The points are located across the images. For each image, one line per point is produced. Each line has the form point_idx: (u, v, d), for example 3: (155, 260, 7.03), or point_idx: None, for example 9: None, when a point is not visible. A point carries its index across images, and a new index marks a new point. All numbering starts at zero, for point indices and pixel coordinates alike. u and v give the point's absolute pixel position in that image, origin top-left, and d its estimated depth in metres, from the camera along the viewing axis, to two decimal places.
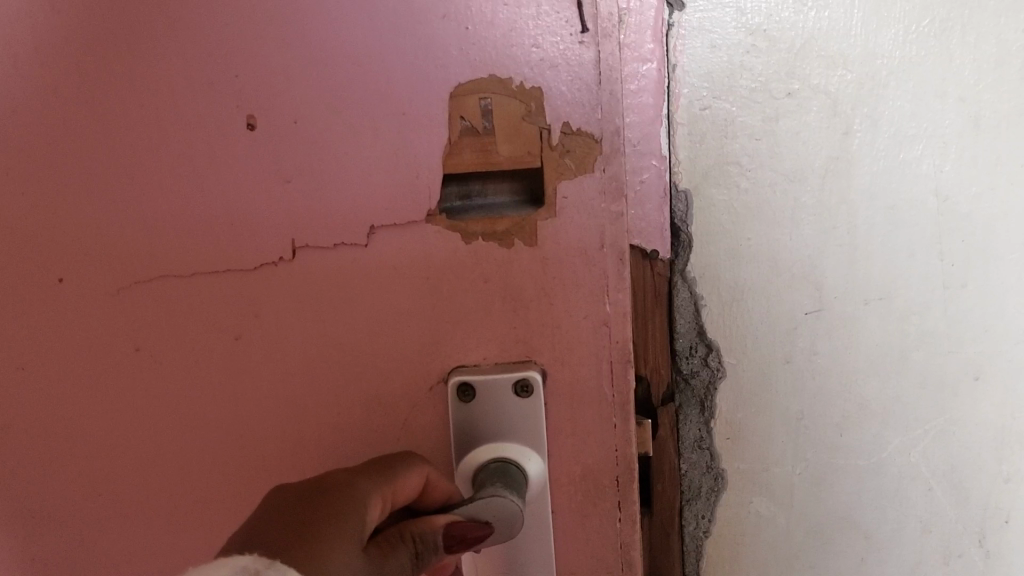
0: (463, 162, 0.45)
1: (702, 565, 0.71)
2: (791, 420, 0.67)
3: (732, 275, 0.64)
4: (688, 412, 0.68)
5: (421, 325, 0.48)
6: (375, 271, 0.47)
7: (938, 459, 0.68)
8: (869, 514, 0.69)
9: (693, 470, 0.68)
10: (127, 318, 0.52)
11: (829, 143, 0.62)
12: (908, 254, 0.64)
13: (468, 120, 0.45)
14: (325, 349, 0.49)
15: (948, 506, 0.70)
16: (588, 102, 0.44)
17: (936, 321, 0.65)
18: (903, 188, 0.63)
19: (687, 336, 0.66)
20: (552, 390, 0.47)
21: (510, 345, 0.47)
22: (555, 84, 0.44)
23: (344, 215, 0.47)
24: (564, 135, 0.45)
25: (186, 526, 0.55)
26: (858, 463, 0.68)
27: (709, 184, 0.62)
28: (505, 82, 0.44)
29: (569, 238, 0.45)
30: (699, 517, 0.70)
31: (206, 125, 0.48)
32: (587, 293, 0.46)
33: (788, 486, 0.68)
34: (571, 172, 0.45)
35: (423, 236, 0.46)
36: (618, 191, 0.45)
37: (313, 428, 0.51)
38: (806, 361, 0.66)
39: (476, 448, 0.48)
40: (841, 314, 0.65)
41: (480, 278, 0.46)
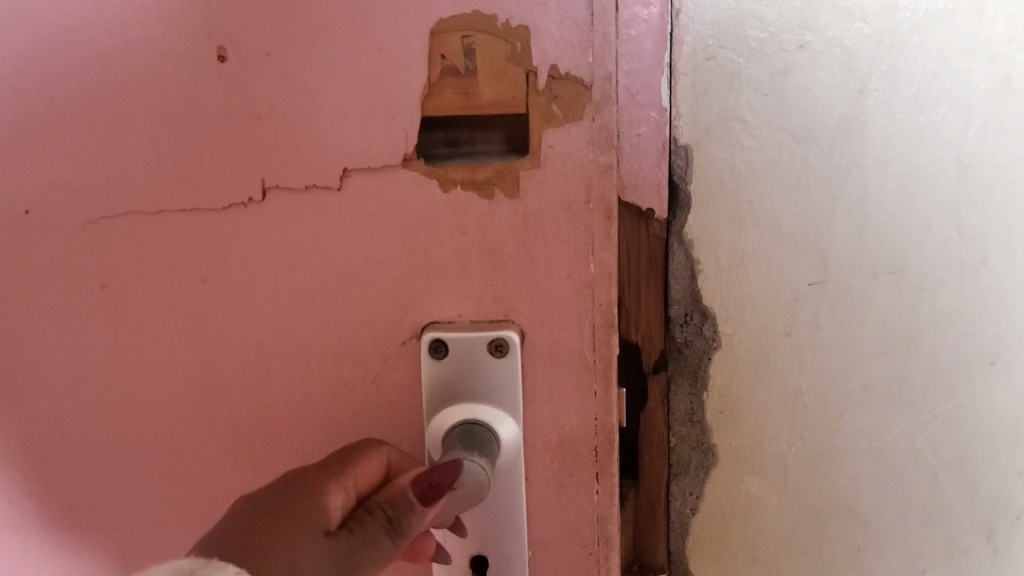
0: (444, 104, 0.42)
1: (687, 541, 0.69)
2: (788, 397, 0.64)
3: (732, 239, 0.62)
4: (680, 382, 0.65)
5: (393, 277, 0.44)
6: (346, 215, 0.44)
7: (942, 446, 0.65)
8: (868, 498, 0.66)
9: (682, 443, 0.67)
10: (90, 254, 0.49)
11: (843, 101, 0.58)
12: (922, 227, 0.61)
13: (449, 59, 0.41)
14: (295, 297, 0.47)
15: (954, 496, 0.66)
16: (579, 44, 0.40)
17: (949, 301, 0.62)
18: (918, 155, 0.59)
19: (682, 302, 0.63)
20: (530, 355, 0.43)
21: (487, 302, 0.43)
22: (545, 23, 0.40)
23: (316, 157, 0.44)
24: (552, 79, 0.40)
25: (152, 473, 0.52)
26: (858, 446, 0.65)
27: (710, 139, 0.60)
28: (490, 19, 0.40)
29: (553, 191, 0.41)
30: (686, 492, 0.68)
31: (173, 54, 0.44)
32: (571, 252, 0.42)
33: (782, 464, 0.66)
34: (559, 120, 0.41)
35: (397, 182, 0.43)
36: (608, 142, 0.41)
37: (283, 380, 0.48)
38: (807, 335, 0.63)
39: (447, 409, 0.43)
40: (848, 286, 0.62)
41: (456, 229, 0.43)
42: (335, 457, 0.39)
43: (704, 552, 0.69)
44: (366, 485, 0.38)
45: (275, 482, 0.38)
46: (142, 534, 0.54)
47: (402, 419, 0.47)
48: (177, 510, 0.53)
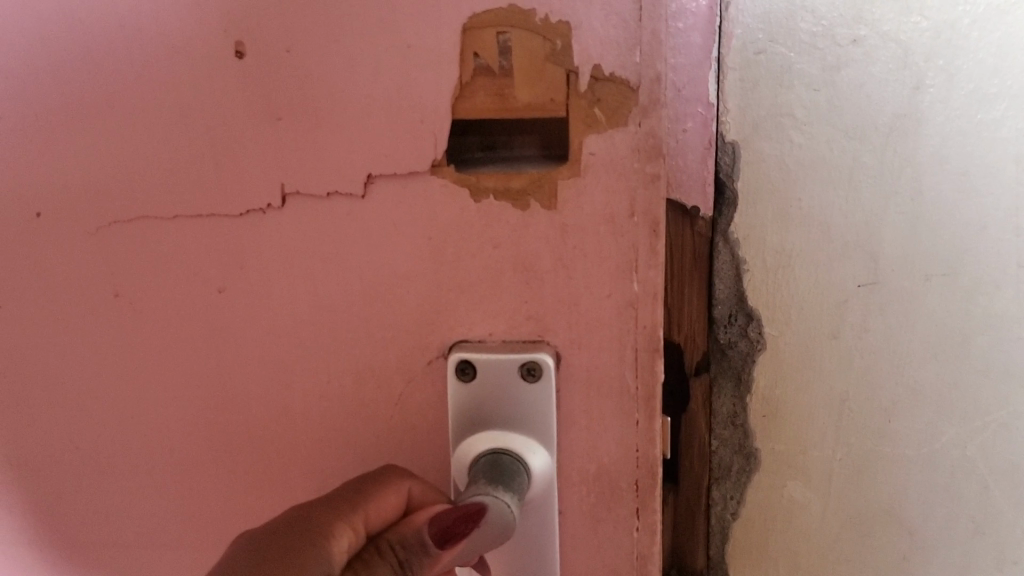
0: (478, 106, 0.38)
1: (727, 546, 0.68)
2: (833, 401, 0.64)
3: (779, 238, 0.61)
4: (723, 384, 0.65)
5: (420, 291, 0.41)
6: (370, 225, 0.41)
7: (994, 457, 0.64)
8: (914, 505, 0.65)
9: (724, 447, 0.66)
10: (104, 260, 0.47)
11: (897, 97, 0.58)
12: (978, 228, 0.59)
13: (482, 58, 0.37)
14: (316, 309, 0.44)
15: (1006, 509, 0.65)
16: (625, 41, 0.35)
17: (1006, 304, 0.61)
18: (979, 154, 0.58)
19: (727, 302, 0.63)
20: (566, 382, 0.39)
21: (520, 322, 0.39)
22: (587, 17, 0.35)
23: (340, 162, 0.41)
24: (595, 80, 0.36)
25: (167, 489, 0.50)
26: (905, 452, 0.64)
27: (759, 136, 0.59)
28: (527, 14, 0.36)
29: (594, 203, 0.37)
30: (727, 497, 0.67)
31: (189, 51, 0.42)
32: (612, 269, 0.37)
33: (826, 470, 0.65)
34: (603, 126, 0.36)
35: (426, 190, 0.40)
36: (655, 150, 0.36)
37: (303, 396, 0.45)
38: (855, 339, 0.62)
39: (477, 434, 0.39)
40: (901, 289, 0.61)
41: (487, 240, 0.39)
42: (345, 493, 0.36)
43: (746, 559, 0.69)
44: (379, 520, 0.36)
45: (280, 521, 0.35)
46: (156, 548, 0.52)
47: (428, 442, 0.44)
48: (192, 527, 0.51)
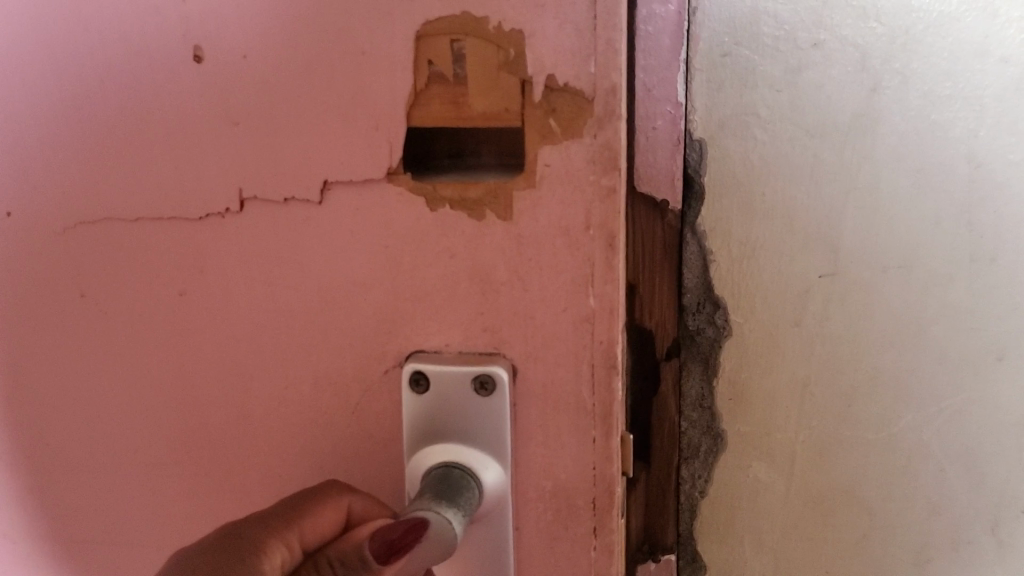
0: (433, 115, 0.37)
1: (694, 523, 0.65)
2: (796, 385, 0.61)
3: (744, 229, 0.59)
4: (691, 368, 0.62)
5: (377, 299, 0.40)
6: (326, 231, 0.41)
7: (951, 439, 0.61)
8: (873, 488, 0.62)
9: (693, 429, 0.63)
10: (71, 261, 0.47)
11: (855, 97, 0.56)
12: (932, 222, 0.57)
13: (437, 65, 0.36)
14: (274, 314, 0.43)
15: (962, 492, 0.62)
16: (579, 51, 0.34)
17: (959, 295, 0.58)
18: (931, 151, 0.56)
19: (695, 291, 0.60)
20: (523, 397, 0.38)
21: (476, 333, 0.38)
22: (541, 26, 0.34)
23: (297, 169, 0.40)
24: (549, 90, 0.35)
25: (128, 492, 0.49)
26: (866, 436, 0.62)
27: (725, 135, 0.57)
28: (480, 22, 0.35)
29: (549, 215, 0.36)
30: (695, 476, 0.64)
31: (150, 55, 0.42)
32: (567, 283, 0.36)
33: (791, 451, 0.63)
34: (558, 137, 0.35)
35: (382, 198, 0.39)
36: (610, 163, 0.35)
37: (262, 403, 0.45)
38: (817, 327, 0.60)
39: (432, 448, 0.39)
40: (857, 279, 0.59)
41: (443, 249, 0.38)
42: (274, 517, 0.36)
43: (711, 535, 0.65)
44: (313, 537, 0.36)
45: (214, 536, 0.36)
46: (117, 552, 0.51)
47: (384, 454, 0.43)
48: (152, 532, 0.50)
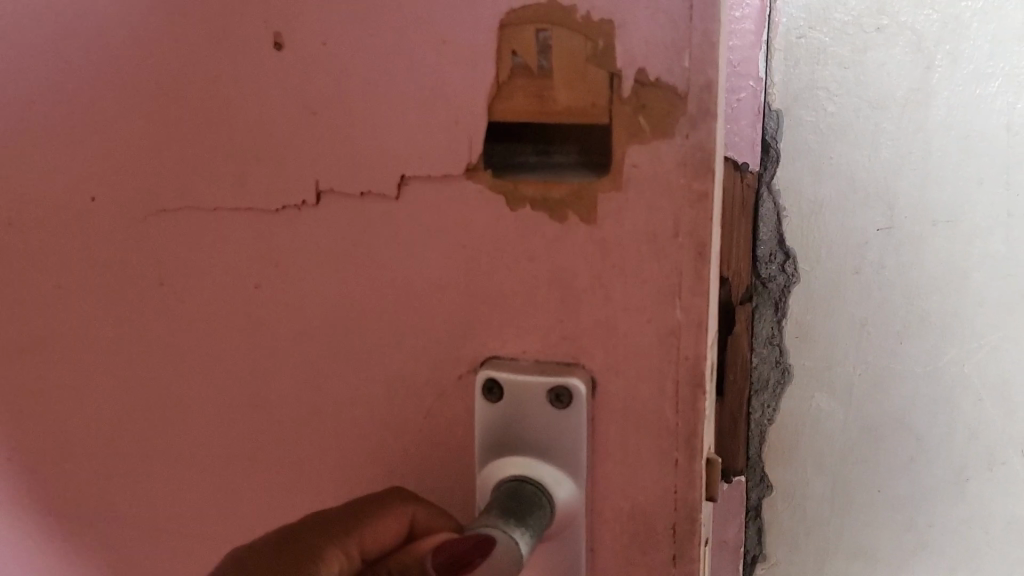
0: (515, 108, 0.35)
1: (764, 451, 0.73)
2: (854, 326, 0.68)
3: (812, 189, 0.66)
4: (763, 311, 0.69)
5: (453, 300, 0.38)
6: (404, 228, 0.39)
7: (988, 374, 0.67)
8: (921, 417, 0.69)
9: (763, 364, 0.71)
10: (151, 247, 0.46)
11: (911, 76, 0.62)
12: (975, 182, 0.64)
13: (520, 56, 0.34)
14: (348, 310, 0.42)
15: (997, 418, 0.68)
16: (672, 43, 0.30)
17: (998, 247, 0.64)
18: (977, 121, 0.63)
19: (768, 242, 0.68)
20: (602, 414, 0.35)
21: (555, 342, 0.36)
22: (632, 15, 0.31)
23: (374, 162, 0.39)
24: (638, 85, 0.31)
25: (200, 483, 0.49)
26: (914, 369, 0.68)
27: (799, 106, 0.65)
28: (567, 10, 0.32)
29: (636, 220, 0.33)
30: (765, 407, 0.72)
31: (230, 41, 0.41)
32: (654, 293, 0.33)
33: (848, 383, 0.69)
34: (647, 137, 0.32)
35: (463, 194, 0.37)
36: (703, 166, 0.31)
37: (333, 401, 0.44)
38: (875, 274, 0.66)
39: (506, 459, 0.37)
40: (911, 234, 0.65)
41: (522, 251, 0.36)
42: (335, 526, 0.34)
43: (778, 461, 0.73)
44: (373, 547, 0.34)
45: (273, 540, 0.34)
46: (187, 543, 0.50)
47: (456, 460, 0.41)
48: (222, 525, 0.49)
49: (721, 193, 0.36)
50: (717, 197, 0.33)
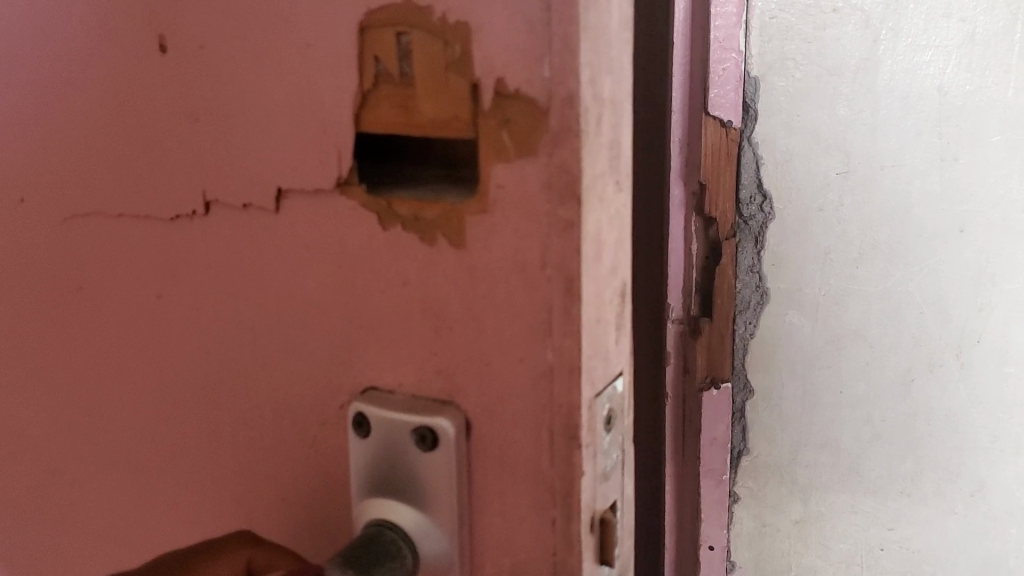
0: (382, 119, 0.31)
1: (746, 358, 0.81)
2: (819, 254, 0.78)
3: (784, 142, 0.76)
4: (745, 243, 0.78)
5: (331, 323, 0.35)
6: (285, 243, 0.36)
7: (928, 290, 0.78)
8: (875, 329, 0.80)
9: (745, 288, 0.79)
10: (70, 252, 0.46)
11: (860, 49, 0.73)
12: (914, 134, 0.75)
13: (383, 62, 0.30)
14: (238, 327, 0.39)
15: (935, 328, 0.79)
16: (529, 49, 0.26)
17: (933, 185, 0.76)
18: (915, 84, 0.74)
19: (749, 186, 0.76)
20: (478, 461, 0.31)
21: (429, 376, 0.32)
22: (485, 18, 0.27)
23: (250, 172, 0.36)
24: (499, 96, 0.27)
25: (119, 493, 0.48)
26: (868, 289, 0.79)
27: (773, 74, 0.74)
28: (425, 11, 0.28)
29: (503, 247, 0.29)
30: (748, 323, 0.80)
31: (124, 45, 0.40)
32: (524, 331, 0.29)
33: (815, 301, 0.79)
34: (511, 154, 0.28)
35: (337, 210, 0.34)
36: (568, 190, 0.27)
37: (229, 422, 0.41)
38: (834, 212, 0.77)
39: (375, 498, 0.34)
40: (864, 176, 0.76)
41: (395, 277, 0.32)
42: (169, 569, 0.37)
43: (759, 368, 0.82)
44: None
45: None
46: (113, 554, 0.49)
47: (342, 496, 0.38)
48: (139, 539, 0.48)
49: (626, 218, 0.32)
50: (600, 227, 0.29)
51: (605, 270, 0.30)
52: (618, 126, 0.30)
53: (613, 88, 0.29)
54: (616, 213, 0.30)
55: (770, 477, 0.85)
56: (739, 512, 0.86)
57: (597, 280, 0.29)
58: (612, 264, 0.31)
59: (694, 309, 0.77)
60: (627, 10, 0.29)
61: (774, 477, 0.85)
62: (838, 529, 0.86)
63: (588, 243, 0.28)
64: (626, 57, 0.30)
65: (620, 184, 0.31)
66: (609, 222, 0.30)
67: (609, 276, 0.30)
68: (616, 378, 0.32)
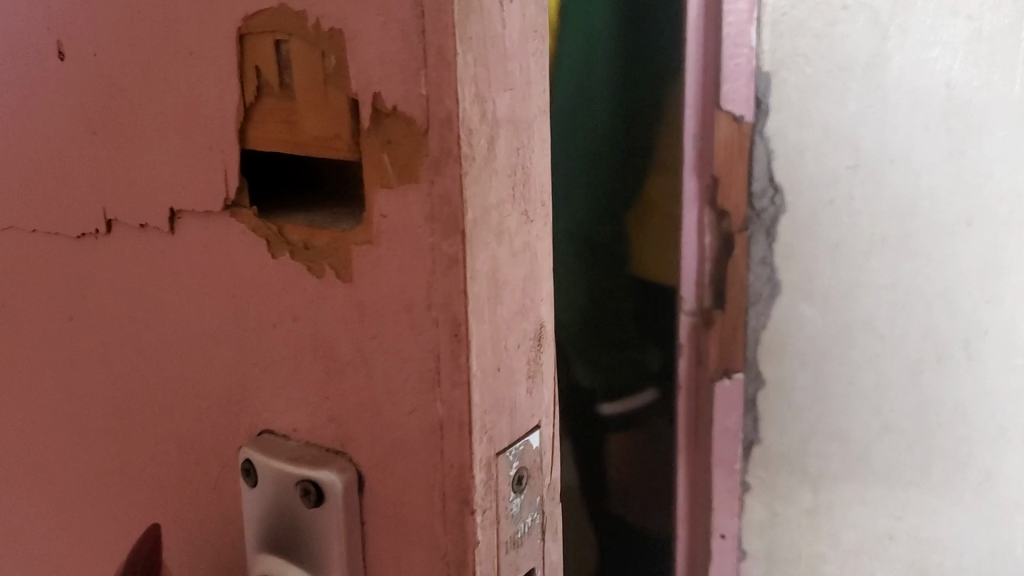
0: (268, 136, 0.28)
1: (754, 354, 0.63)
2: (828, 245, 0.60)
3: (797, 139, 0.58)
4: (755, 236, 0.60)
5: (228, 357, 0.32)
6: (183, 268, 0.33)
7: (937, 283, 0.59)
8: (884, 311, 0.60)
9: (757, 283, 0.61)
10: None
11: (866, 41, 0.55)
12: (921, 128, 0.57)
13: (264, 74, 0.27)
14: (142, 356, 0.36)
15: (947, 317, 0.60)
16: (403, 61, 0.23)
17: (941, 180, 0.58)
18: (922, 79, 0.56)
19: (762, 176, 0.59)
20: (372, 520, 0.28)
21: (322, 422, 0.29)
22: (360, 26, 0.23)
23: (149, 190, 0.33)
24: (378, 114, 0.24)
25: (40, 525, 0.45)
26: (875, 277, 0.60)
27: (782, 69, 0.57)
28: (301, 17, 0.25)
29: (389, 284, 0.25)
30: (761, 319, 0.62)
31: (24, 51, 0.37)
32: (412, 380, 0.25)
33: (826, 288, 0.61)
34: (393, 179, 0.24)
35: (229, 235, 0.31)
36: (450, 224, 0.23)
37: (136, 457, 0.38)
38: (841, 207, 0.59)
39: (267, 553, 0.31)
40: (875, 172, 0.58)
41: (285, 311, 0.29)
42: None
43: (767, 367, 0.63)
44: None
45: None
46: None
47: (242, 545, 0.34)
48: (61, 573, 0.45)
49: (546, 249, 0.27)
50: (501, 264, 0.25)
51: (513, 309, 0.26)
52: (528, 147, 0.26)
53: (517, 105, 0.25)
54: (528, 244, 0.26)
55: (779, 464, 0.65)
56: (748, 500, 0.66)
57: (497, 323, 0.25)
58: (525, 302, 0.26)
59: (708, 300, 0.62)
60: (542, 16, 0.26)
61: (783, 464, 0.65)
62: (847, 519, 0.65)
63: (480, 284, 0.24)
64: (542, 69, 0.26)
65: (535, 212, 0.26)
66: (517, 256, 0.26)
67: (518, 317, 0.26)
68: (534, 432, 0.28)
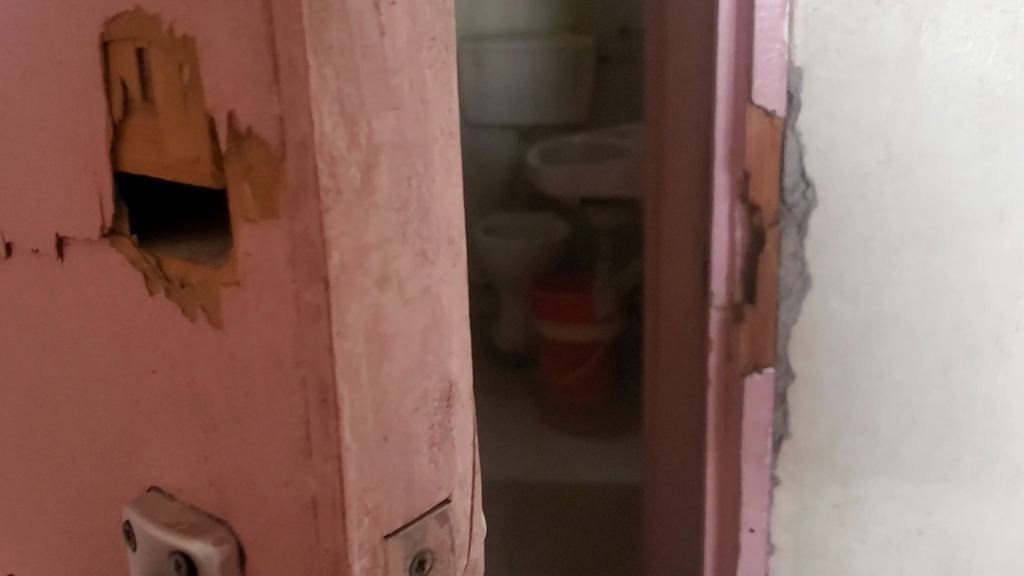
0: (140, 157, 0.24)
1: (786, 350, 0.61)
2: (860, 241, 0.58)
3: (828, 133, 0.56)
4: (786, 230, 0.58)
5: (116, 402, 0.28)
6: (72, 301, 0.29)
7: (971, 279, 0.57)
8: (916, 309, 0.58)
9: (789, 277, 0.59)
10: None
11: (898, 36, 0.54)
12: (954, 124, 0.55)
13: (130, 87, 0.23)
14: (38, 394, 0.33)
15: (981, 311, 0.58)
16: (256, 74, 0.19)
17: (974, 174, 0.55)
18: (955, 73, 0.54)
19: (793, 170, 0.57)
20: None
21: (205, 484, 0.25)
22: (212, 32, 0.20)
23: (35, 214, 0.30)
24: (235, 136, 0.20)
25: None
26: (909, 274, 0.58)
27: (816, 61, 0.55)
28: (155, 22, 0.21)
29: (258, 334, 0.21)
30: (792, 313, 0.60)
31: None
32: (287, 447, 0.21)
33: (858, 284, 0.59)
34: (254, 212, 0.20)
35: (110, 267, 0.27)
36: (313, 268, 0.19)
37: (39, 503, 0.34)
38: (875, 201, 0.57)
39: None
40: (908, 168, 0.56)
41: (163, 353, 0.25)
42: None
43: (799, 362, 0.61)
44: None
45: None
46: None
47: None
48: None
49: (458, 293, 0.23)
50: (386, 315, 0.21)
51: (406, 366, 0.21)
52: (427, 175, 0.21)
53: (410, 125, 0.20)
54: (428, 288, 0.22)
55: (811, 461, 0.63)
56: (778, 495, 0.64)
57: (383, 383, 0.21)
58: (425, 358, 0.22)
59: (738, 295, 0.60)
60: (448, 21, 0.21)
61: (813, 463, 0.63)
62: (878, 515, 0.63)
63: (354, 339, 0.20)
64: (453, 84, 0.21)
65: (439, 251, 0.22)
66: (413, 305, 0.21)
67: (415, 375, 0.22)
68: (441, 507, 0.23)
